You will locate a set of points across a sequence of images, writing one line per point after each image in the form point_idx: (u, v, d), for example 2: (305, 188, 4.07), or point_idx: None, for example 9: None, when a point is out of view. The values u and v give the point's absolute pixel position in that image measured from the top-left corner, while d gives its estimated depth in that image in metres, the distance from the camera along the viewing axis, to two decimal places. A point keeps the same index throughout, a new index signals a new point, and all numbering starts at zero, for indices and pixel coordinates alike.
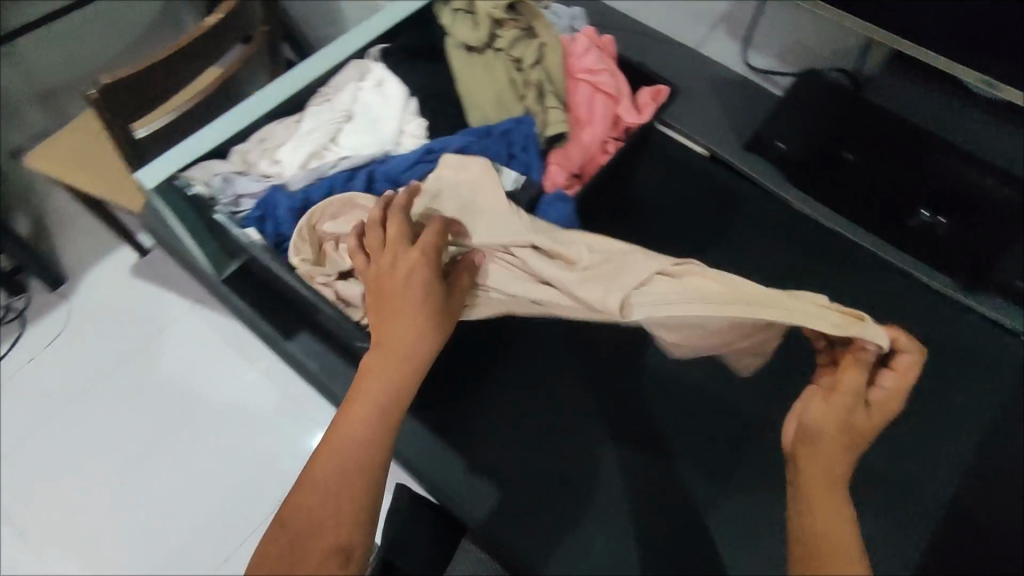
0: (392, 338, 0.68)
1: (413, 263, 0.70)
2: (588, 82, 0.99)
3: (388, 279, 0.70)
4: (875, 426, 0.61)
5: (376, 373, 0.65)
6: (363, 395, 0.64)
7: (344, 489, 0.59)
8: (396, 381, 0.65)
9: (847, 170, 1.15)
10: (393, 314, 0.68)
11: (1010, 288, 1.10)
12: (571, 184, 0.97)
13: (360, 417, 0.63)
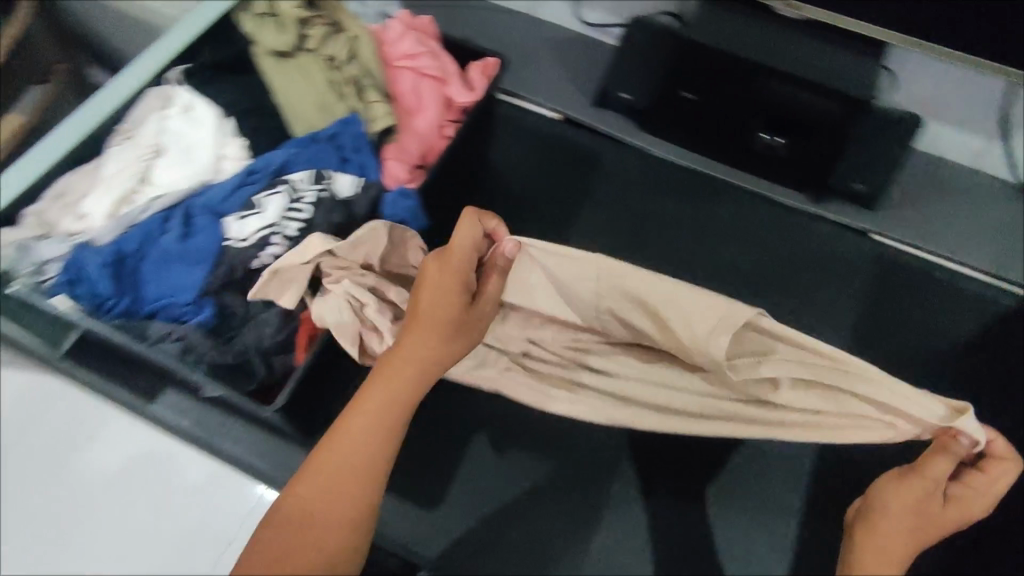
0: (407, 358, 0.66)
1: (441, 277, 0.68)
2: (409, 68, 0.96)
3: (424, 291, 0.67)
4: (950, 524, 0.58)
5: (386, 382, 0.64)
6: (366, 411, 0.63)
7: (341, 489, 0.60)
8: (395, 407, 0.64)
9: (689, 109, 1.18)
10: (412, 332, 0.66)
11: (851, 192, 1.17)
12: (414, 175, 0.94)
13: (362, 424, 0.62)
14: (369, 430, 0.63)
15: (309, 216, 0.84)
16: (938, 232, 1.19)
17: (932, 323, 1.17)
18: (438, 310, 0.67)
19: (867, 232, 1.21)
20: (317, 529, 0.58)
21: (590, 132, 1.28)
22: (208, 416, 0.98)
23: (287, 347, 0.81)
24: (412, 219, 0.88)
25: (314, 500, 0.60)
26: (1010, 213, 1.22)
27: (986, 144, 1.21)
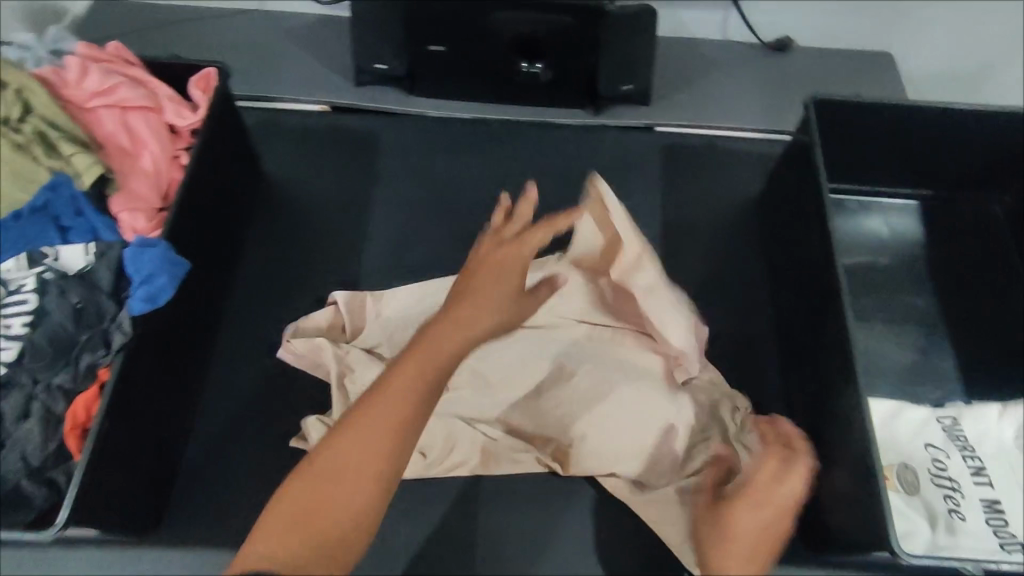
0: (474, 322, 0.71)
1: (503, 256, 0.78)
2: (108, 106, 0.85)
3: (491, 266, 0.77)
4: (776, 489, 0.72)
5: (438, 337, 0.68)
6: (416, 366, 0.64)
7: (390, 440, 0.60)
8: (443, 365, 0.66)
9: (444, 60, 1.18)
10: (485, 296, 0.74)
11: (622, 95, 1.23)
12: (159, 221, 0.84)
13: (411, 379, 0.63)
14: (416, 384, 0.63)
15: (36, 304, 0.74)
16: (707, 106, 1.28)
17: (729, 186, 1.23)
18: (507, 271, 0.77)
19: (650, 126, 1.26)
20: (346, 476, 0.58)
21: (363, 114, 1.24)
22: (21, 559, 0.84)
23: (63, 455, 0.71)
24: (163, 268, 0.76)
25: (365, 423, 0.60)
26: (759, 70, 1.34)
27: (722, 15, 1.34)
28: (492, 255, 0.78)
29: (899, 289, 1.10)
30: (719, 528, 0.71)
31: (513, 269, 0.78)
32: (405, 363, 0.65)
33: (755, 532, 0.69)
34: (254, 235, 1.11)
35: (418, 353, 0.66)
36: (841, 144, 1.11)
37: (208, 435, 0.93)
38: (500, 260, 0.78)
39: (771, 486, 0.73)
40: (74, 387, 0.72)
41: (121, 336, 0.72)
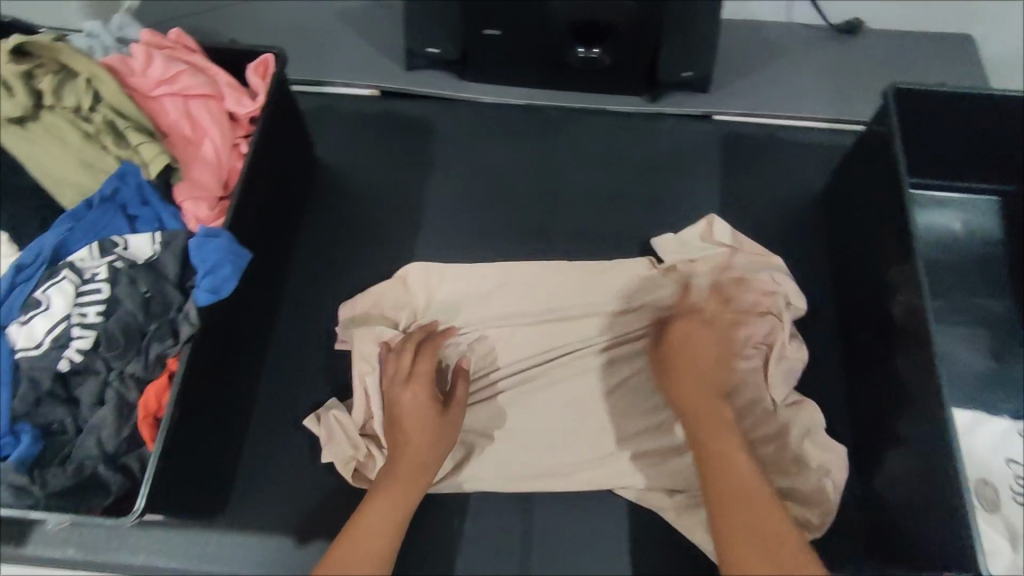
0: (428, 460, 0.83)
1: (410, 413, 0.85)
2: (170, 93, 0.84)
3: (400, 405, 0.86)
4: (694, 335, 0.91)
5: (409, 456, 0.83)
6: (393, 489, 0.80)
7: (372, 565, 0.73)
8: (415, 487, 0.81)
9: (500, 45, 1.15)
10: (407, 462, 0.82)
11: (681, 81, 1.18)
12: (222, 209, 0.84)
13: (378, 510, 0.78)
14: (371, 549, 0.74)
15: (108, 294, 0.73)
16: (769, 94, 1.23)
17: (792, 179, 1.18)
18: (419, 423, 0.85)
19: (709, 115, 1.22)
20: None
21: (414, 99, 1.22)
22: (93, 537, 0.86)
23: (135, 442, 0.72)
24: (227, 258, 0.76)
25: (348, 545, 0.74)
26: (826, 55, 1.27)
27: None
28: (397, 393, 0.87)
29: (975, 291, 1.04)
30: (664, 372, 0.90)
31: (425, 421, 0.85)
32: (350, 540, 0.75)
33: (689, 357, 0.89)
34: (308, 222, 1.11)
35: (354, 539, 0.75)
36: (916, 137, 1.05)
37: (266, 421, 0.94)
38: (414, 401, 0.86)
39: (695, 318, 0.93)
40: (146, 375, 0.73)
41: (188, 328, 0.73)
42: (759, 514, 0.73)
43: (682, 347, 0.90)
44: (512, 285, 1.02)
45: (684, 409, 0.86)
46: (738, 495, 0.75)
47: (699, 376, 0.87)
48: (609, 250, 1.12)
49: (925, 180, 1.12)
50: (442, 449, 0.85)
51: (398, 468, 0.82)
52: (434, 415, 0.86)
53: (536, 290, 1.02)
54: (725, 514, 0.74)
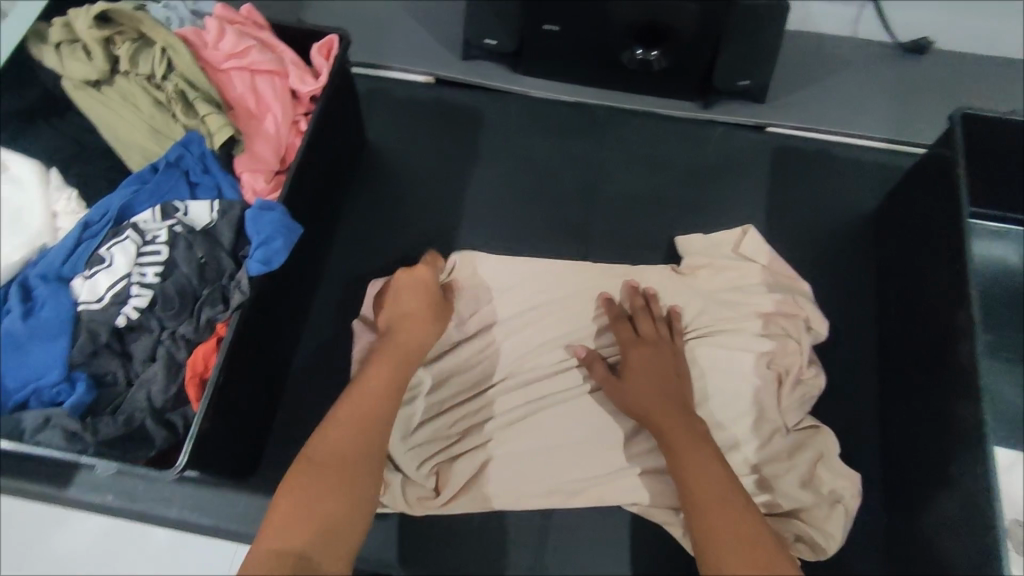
0: (424, 335, 0.91)
1: (409, 292, 0.93)
2: (238, 67, 0.87)
3: (400, 285, 0.94)
4: (654, 352, 0.93)
5: (409, 330, 0.90)
6: (391, 359, 0.87)
7: (367, 425, 0.80)
8: (410, 356, 0.89)
9: (556, 42, 1.15)
10: (398, 338, 0.89)
11: (736, 90, 1.17)
12: (277, 183, 0.87)
13: (375, 377, 0.85)
14: (363, 410, 0.81)
15: (166, 257, 0.76)
16: (826, 109, 1.20)
17: (843, 198, 1.15)
18: (420, 301, 0.93)
19: (762, 126, 1.20)
20: (329, 486, 0.73)
21: (466, 89, 1.23)
22: (131, 486, 0.90)
23: (182, 399, 0.75)
24: (280, 231, 0.79)
25: (346, 412, 0.81)
26: (889, 73, 1.24)
27: (856, 9, 1.23)
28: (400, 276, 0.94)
29: None
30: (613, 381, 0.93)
31: (420, 303, 0.93)
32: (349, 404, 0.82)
33: (652, 376, 0.91)
34: (354, 202, 1.13)
35: (347, 404, 0.81)
36: (979, 166, 1.02)
37: (301, 393, 0.97)
38: (415, 282, 0.94)
39: (640, 345, 0.94)
40: (196, 338, 0.75)
41: (239, 296, 0.76)
42: (721, 508, 0.77)
43: (639, 355, 0.93)
44: (549, 284, 1.03)
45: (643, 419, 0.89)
46: (705, 487, 0.79)
47: (657, 384, 0.90)
48: (648, 254, 1.11)
49: (988, 211, 1.08)
50: (436, 327, 0.92)
51: (396, 338, 0.89)
52: (428, 298, 0.93)
53: (571, 289, 1.03)
54: (698, 504, 0.78)
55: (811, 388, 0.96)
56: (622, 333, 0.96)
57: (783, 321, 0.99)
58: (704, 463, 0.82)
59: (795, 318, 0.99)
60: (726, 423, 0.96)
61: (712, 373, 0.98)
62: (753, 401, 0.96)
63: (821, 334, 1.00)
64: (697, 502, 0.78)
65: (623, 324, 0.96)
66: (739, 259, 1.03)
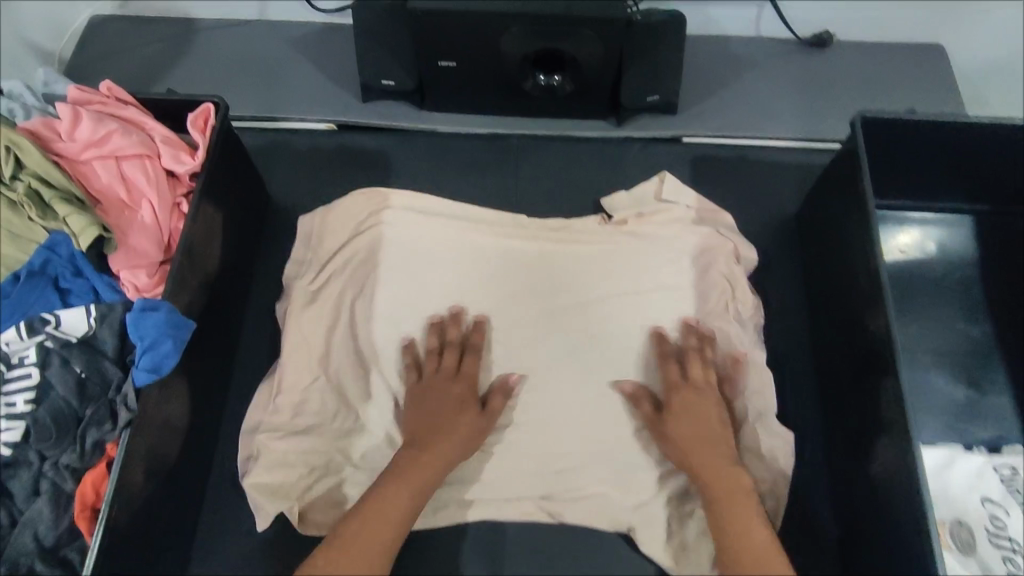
0: (452, 459, 0.87)
1: (442, 399, 0.91)
2: (100, 154, 0.79)
3: (433, 386, 0.93)
4: (695, 383, 0.91)
5: (449, 443, 0.88)
6: (421, 471, 0.85)
7: (377, 533, 0.79)
8: (440, 470, 0.86)
9: (457, 76, 1.11)
10: (449, 440, 0.88)
11: (647, 106, 1.15)
12: (162, 275, 0.80)
13: (404, 490, 0.83)
14: (417, 474, 0.85)
15: (39, 379, 0.70)
16: (737, 113, 1.20)
17: (765, 198, 1.14)
18: (452, 414, 0.90)
19: (678, 137, 1.18)
20: (370, 539, 0.79)
21: (371, 132, 1.18)
22: None
23: (74, 533, 0.69)
24: (167, 334, 0.73)
25: (365, 520, 0.80)
26: (796, 70, 1.24)
27: (755, 10, 1.23)
28: (434, 380, 0.93)
29: (947, 313, 1.02)
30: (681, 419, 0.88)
31: (461, 419, 0.90)
32: (366, 513, 0.81)
33: (695, 419, 0.88)
34: (263, 268, 1.08)
35: (372, 517, 0.80)
36: (889, 164, 1.01)
37: (224, 479, 0.94)
38: (448, 386, 0.92)
39: (682, 384, 0.91)
40: (83, 464, 0.69)
41: (126, 412, 0.70)
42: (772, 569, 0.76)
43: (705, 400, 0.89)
44: (481, 295, 1.05)
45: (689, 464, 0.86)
46: (753, 549, 0.78)
47: (702, 428, 0.87)
48: None
49: (895, 203, 1.09)
50: (467, 446, 0.89)
51: (424, 455, 0.86)
52: (469, 416, 0.90)
53: (495, 279, 1.07)
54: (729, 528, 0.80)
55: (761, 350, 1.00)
56: (668, 374, 0.93)
57: (725, 286, 1.03)
58: (749, 518, 0.81)
59: (738, 283, 1.04)
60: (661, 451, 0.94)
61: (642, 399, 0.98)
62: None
63: (752, 260, 1.06)
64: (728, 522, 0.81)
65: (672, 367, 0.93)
66: (662, 204, 1.09)
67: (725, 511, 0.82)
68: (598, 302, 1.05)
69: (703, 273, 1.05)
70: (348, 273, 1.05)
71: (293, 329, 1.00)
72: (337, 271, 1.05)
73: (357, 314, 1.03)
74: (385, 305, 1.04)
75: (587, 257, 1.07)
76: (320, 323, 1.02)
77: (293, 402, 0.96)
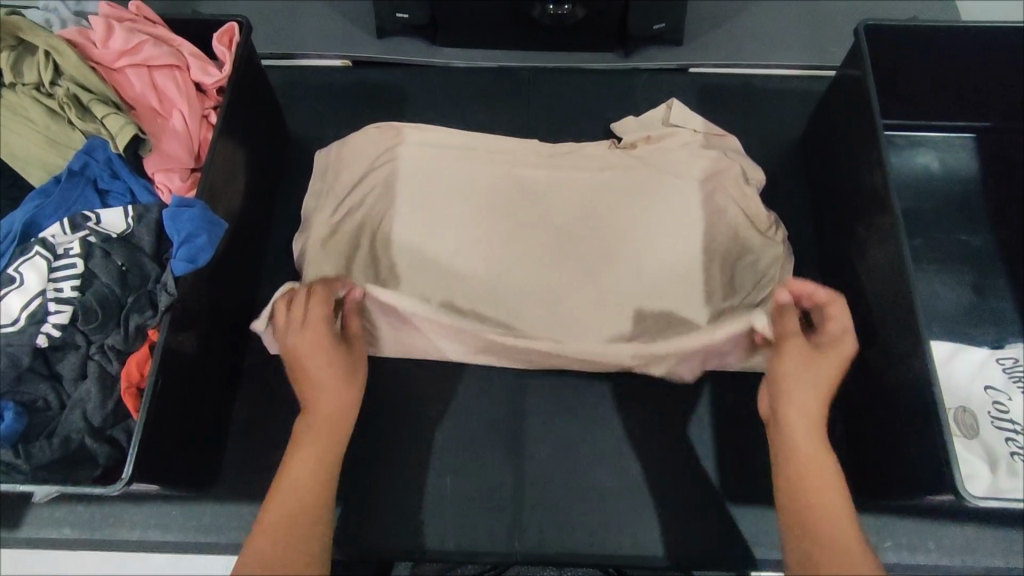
0: (339, 404, 0.77)
1: (307, 354, 0.77)
2: (132, 65, 0.83)
3: (291, 351, 0.78)
4: (831, 370, 0.75)
5: (319, 399, 0.77)
6: (315, 433, 0.75)
7: (300, 512, 0.70)
8: (336, 429, 0.76)
9: (467, 7, 1.14)
10: (321, 408, 0.76)
11: (653, 35, 1.17)
12: (195, 181, 0.83)
13: (301, 463, 0.73)
14: (314, 441, 0.75)
15: (83, 269, 0.73)
16: (746, 40, 1.20)
17: (771, 124, 1.17)
18: (325, 357, 0.78)
19: (685, 67, 1.20)
20: (295, 517, 0.70)
21: (385, 68, 1.21)
22: (89, 516, 0.86)
23: (122, 413, 0.72)
24: (203, 227, 0.76)
25: (271, 512, 0.70)
26: None
27: None
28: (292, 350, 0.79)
29: (951, 226, 1.05)
30: (813, 371, 0.75)
31: (335, 359, 0.78)
32: (278, 503, 0.71)
33: (811, 389, 0.74)
34: (283, 196, 1.10)
35: (278, 500, 0.71)
36: (891, 80, 1.04)
37: (254, 392, 0.96)
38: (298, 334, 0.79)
39: (808, 353, 0.76)
40: (126, 347, 0.72)
41: (166, 298, 0.73)
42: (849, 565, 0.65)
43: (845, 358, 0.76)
44: (498, 213, 1.06)
45: (797, 401, 0.74)
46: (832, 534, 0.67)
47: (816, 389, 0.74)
48: None
49: (898, 122, 1.11)
50: (357, 385, 0.80)
51: (316, 414, 0.76)
52: (339, 351, 0.79)
53: (513, 198, 1.07)
54: (807, 522, 0.68)
55: (780, 268, 1.01)
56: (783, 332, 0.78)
57: (739, 209, 1.04)
58: (829, 490, 0.70)
59: (749, 203, 1.05)
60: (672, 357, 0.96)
61: (658, 315, 0.99)
62: (710, 287, 1.00)
63: (760, 180, 1.07)
64: (804, 511, 0.69)
65: (789, 315, 0.79)
66: (669, 129, 1.09)
67: (805, 478, 0.71)
68: (615, 220, 1.05)
69: (716, 189, 1.06)
70: (365, 208, 1.05)
71: (312, 246, 1.01)
72: (356, 201, 1.05)
73: (377, 243, 1.03)
74: (403, 234, 1.03)
75: (604, 177, 1.08)
76: (339, 239, 1.02)
77: None
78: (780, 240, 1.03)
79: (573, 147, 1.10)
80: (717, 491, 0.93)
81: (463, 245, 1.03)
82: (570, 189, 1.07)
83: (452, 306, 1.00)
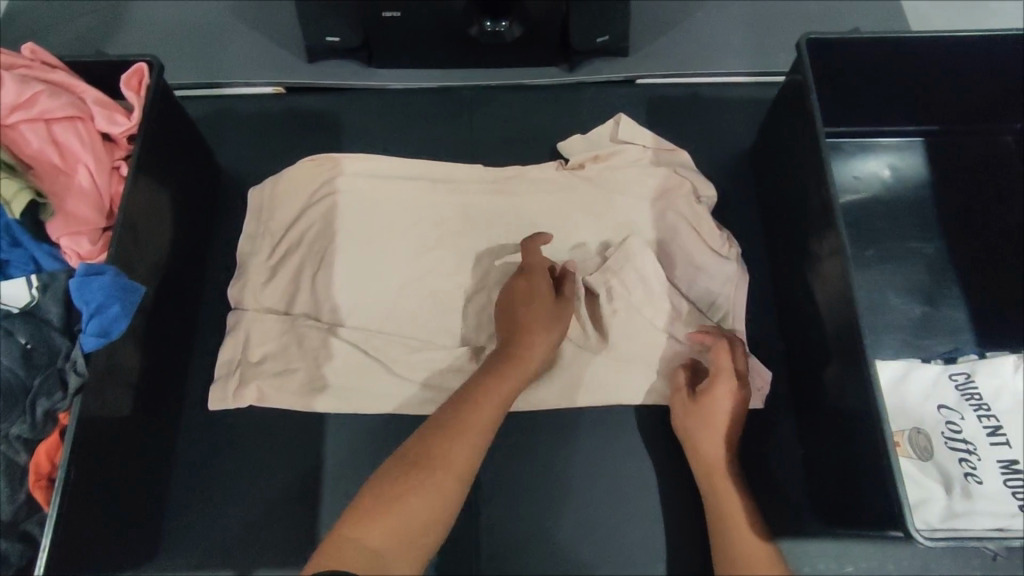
0: (536, 354, 0.86)
1: (534, 303, 0.89)
2: (25, 118, 0.75)
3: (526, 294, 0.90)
4: (713, 404, 0.87)
5: (534, 341, 0.86)
6: (517, 368, 0.83)
7: (487, 423, 0.76)
8: (528, 368, 0.85)
9: (400, 27, 1.08)
10: (527, 344, 0.86)
11: (596, 48, 1.12)
12: (106, 242, 0.78)
13: (501, 391, 0.80)
14: (512, 374, 0.82)
15: None
16: (692, 48, 1.17)
17: (720, 135, 1.14)
18: (545, 317, 0.88)
19: (631, 79, 1.16)
20: (477, 418, 0.76)
21: (318, 94, 1.15)
22: None
23: (33, 506, 0.70)
24: (114, 298, 0.71)
25: (470, 414, 0.76)
26: None
27: None
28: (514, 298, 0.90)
29: (903, 234, 1.04)
30: (701, 415, 0.87)
31: (544, 311, 0.89)
32: (471, 404, 0.77)
33: (710, 423, 0.87)
34: (215, 238, 1.05)
35: (477, 405, 0.77)
36: (838, 89, 1.02)
37: (193, 454, 0.92)
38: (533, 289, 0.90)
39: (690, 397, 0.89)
40: (34, 435, 0.69)
41: (75, 378, 0.69)
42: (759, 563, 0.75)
43: (728, 390, 0.87)
44: (443, 245, 1.01)
45: (695, 441, 0.88)
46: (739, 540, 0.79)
47: (709, 424, 0.87)
48: None
49: (849, 128, 1.09)
50: (553, 332, 0.88)
51: (519, 350, 0.85)
52: (552, 312, 0.89)
53: (460, 229, 1.02)
54: (731, 527, 0.80)
55: (733, 287, 0.99)
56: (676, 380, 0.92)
57: (690, 226, 1.01)
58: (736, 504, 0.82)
59: (700, 220, 1.02)
60: (617, 386, 0.95)
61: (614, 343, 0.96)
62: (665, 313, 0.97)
63: (711, 196, 1.04)
64: (728, 526, 0.81)
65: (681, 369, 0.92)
66: (617, 146, 1.06)
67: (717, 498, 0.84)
68: (564, 247, 1.02)
69: (666, 207, 1.03)
70: (302, 249, 1.00)
71: (250, 295, 0.97)
72: (293, 242, 1.00)
73: (316, 285, 0.97)
74: (344, 275, 0.98)
75: (551, 202, 1.04)
76: (278, 283, 0.98)
77: (258, 372, 0.92)
78: (733, 257, 1.00)
79: (518, 170, 1.06)
80: (674, 522, 0.93)
81: (408, 282, 0.99)
82: (517, 216, 1.03)
83: (399, 348, 0.95)
